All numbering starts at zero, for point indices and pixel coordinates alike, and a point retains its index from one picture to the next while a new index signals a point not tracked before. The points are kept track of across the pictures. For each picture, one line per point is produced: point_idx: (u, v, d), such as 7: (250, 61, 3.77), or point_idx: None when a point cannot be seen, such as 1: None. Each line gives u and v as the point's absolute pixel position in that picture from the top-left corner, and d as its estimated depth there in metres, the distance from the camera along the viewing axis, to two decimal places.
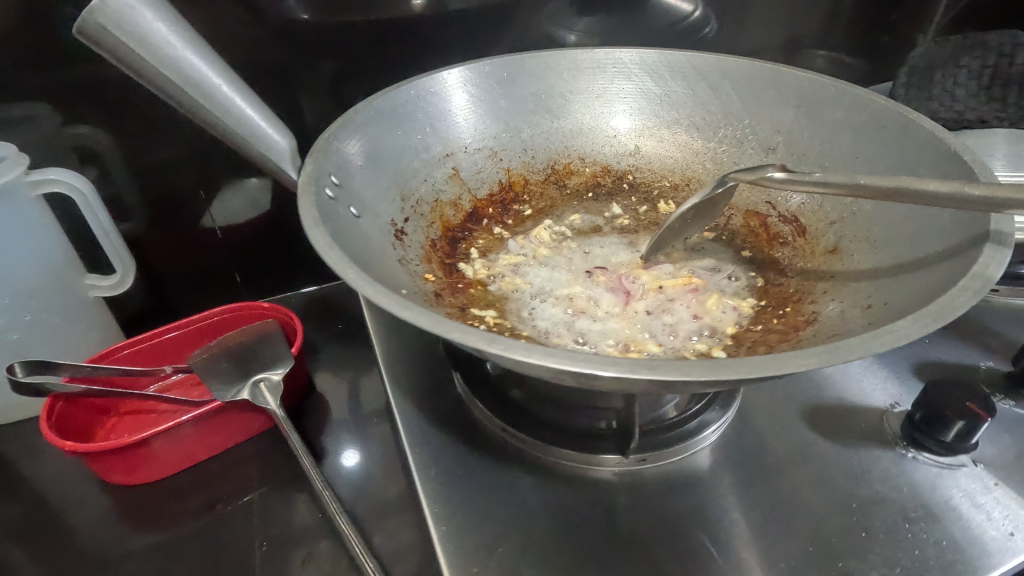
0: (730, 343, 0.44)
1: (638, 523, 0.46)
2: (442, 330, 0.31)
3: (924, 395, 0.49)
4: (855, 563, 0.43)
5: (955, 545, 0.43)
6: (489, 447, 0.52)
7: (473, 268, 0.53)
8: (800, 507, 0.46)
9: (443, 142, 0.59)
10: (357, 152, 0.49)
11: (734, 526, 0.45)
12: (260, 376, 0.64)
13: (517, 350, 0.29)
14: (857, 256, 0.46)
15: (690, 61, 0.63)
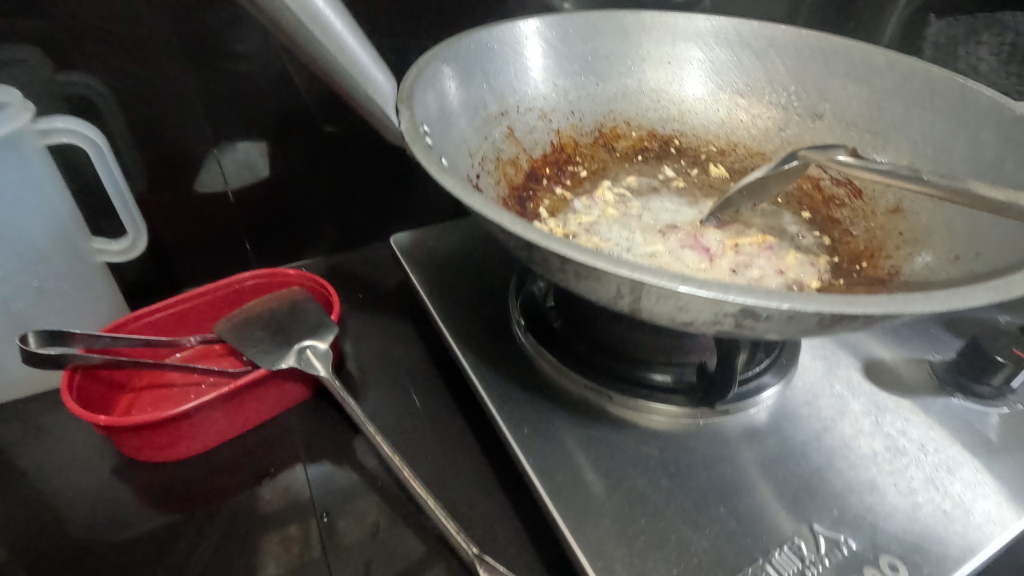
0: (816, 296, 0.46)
1: (733, 468, 0.46)
2: (624, 273, 0.30)
3: (973, 344, 0.54)
4: (940, 493, 0.45)
5: (979, 507, 0.45)
6: (570, 404, 0.51)
7: (549, 227, 0.54)
8: (881, 446, 0.48)
9: (499, 99, 0.57)
10: (434, 100, 0.46)
11: (830, 464, 0.47)
12: (305, 343, 0.60)
13: (713, 288, 0.29)
14: (921, 213, 0.48)
15: (737, 27, 0.64)
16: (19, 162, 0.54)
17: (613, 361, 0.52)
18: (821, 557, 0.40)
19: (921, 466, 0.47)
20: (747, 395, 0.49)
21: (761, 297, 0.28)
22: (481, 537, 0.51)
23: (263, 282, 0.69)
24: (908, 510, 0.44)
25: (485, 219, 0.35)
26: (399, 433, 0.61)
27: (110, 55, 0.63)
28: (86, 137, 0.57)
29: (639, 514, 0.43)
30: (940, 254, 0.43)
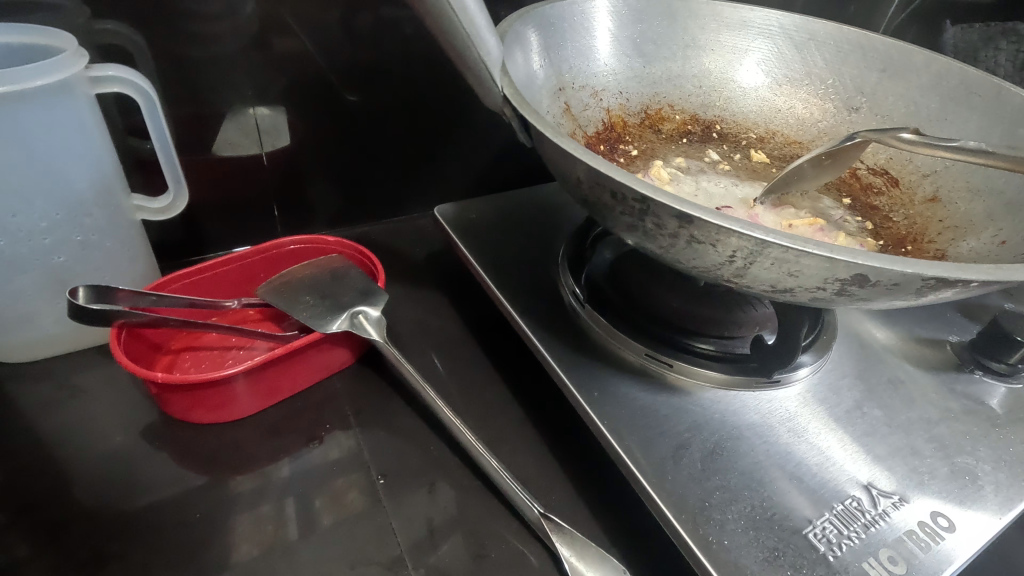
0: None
1: (790, 432, 0.49)
2: (760, 233, 0.31)
3: (994, 325, 0.58)
4: (970, 458, 0.49)
5: (1006, 469, 0.49)
6: (630, 371, 0.53)
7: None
8: (914, 418, 0.52)
9: (560, 75, 0.58)
10: (516, 73, 0.47)
11: (872, 431, 0.50)
12: (357, 308, 0.60)
13: (842, 253, 0.31)
14: (958, 203, 0.52)
15: (781, 20, 0.66)
16: (72, 110, 0.52)
17: (670, 330, 0.54)
18: (880, 511, 0.44)
19: (952, 433, 0.51)
20: (794, 368, 0.52)
21: (883, 263, 0.31)
22: (542, 496, 0.53)
23: (305, 248, 0.68)
24: (946, 471, 0.48)
25: (600, 182, 0.37)
26: (448, 397, 0.62)
27: (154, 5, 0.61)
28: (137, 86, 0.55)
29: (711, 472, 0.45)
30: (985, 239, 0.46)
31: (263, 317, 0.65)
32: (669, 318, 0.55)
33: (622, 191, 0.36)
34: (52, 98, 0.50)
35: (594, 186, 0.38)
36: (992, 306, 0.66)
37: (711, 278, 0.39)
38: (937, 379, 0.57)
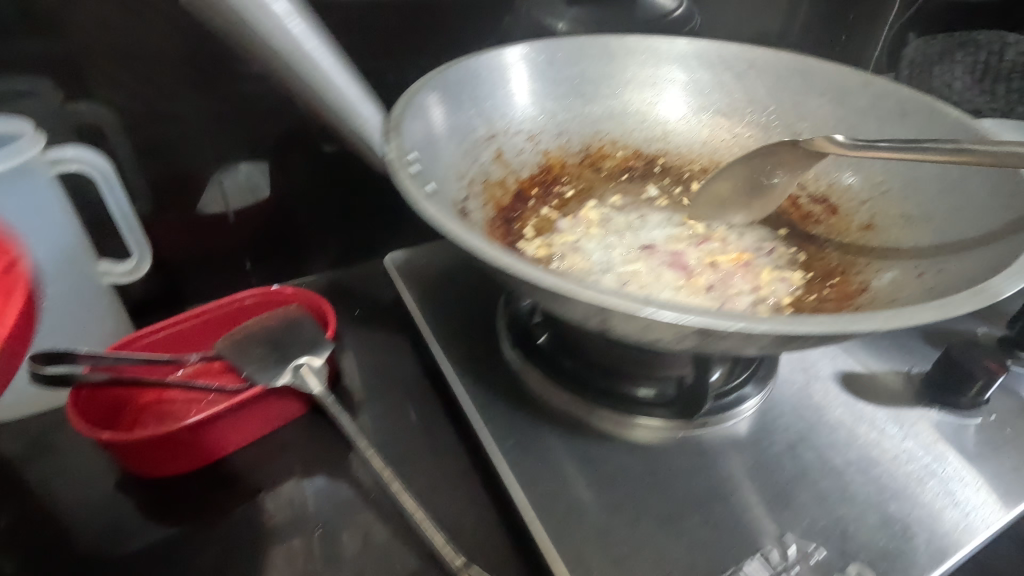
0: (790, 310, 0.47)
1: (705, 481, 0.49)
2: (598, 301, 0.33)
3: (947, 355, 0.54)
4: (906, 504, 0.47)
5: (953, 508, 0.47)
6: (552, 420, 0.53)
7: (533, 245, 0.55)
8: (842, 463, 0.50)
9: (488, 123, 0.59)
10: (421, 131, 0.49)
11: (792, 475, 0.49)
12: (300, 361, 0.62)
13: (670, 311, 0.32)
14: (894, 231, 0.50)
15: (718, 50, 0.67)
16: (32, 191, 0.57)
17: (597, 375, 0.54)
18: (787, 565, 0.43)
19: (893, 477, 0.49)
20: (729, 406, 0.52)
21: (712, 317, 0.32)
22: (471, 548, 0.53)
23: (263, 301, 0.71)
24: (875, 519, 0.46)
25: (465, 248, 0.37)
26: (396, 447, 0.62)
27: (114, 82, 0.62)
28: (96, 165, 0.61)
29: (618, 525, 0.46)
30: (906, 271, 0.45)
31: (220, 370, 0.67)
32: (600, 363, 0.54)
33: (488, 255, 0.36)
34: (13, 183, 0.55)
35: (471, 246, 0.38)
36: (963, 333, 0.62)
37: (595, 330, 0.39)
38: (890, 417, 0.54)
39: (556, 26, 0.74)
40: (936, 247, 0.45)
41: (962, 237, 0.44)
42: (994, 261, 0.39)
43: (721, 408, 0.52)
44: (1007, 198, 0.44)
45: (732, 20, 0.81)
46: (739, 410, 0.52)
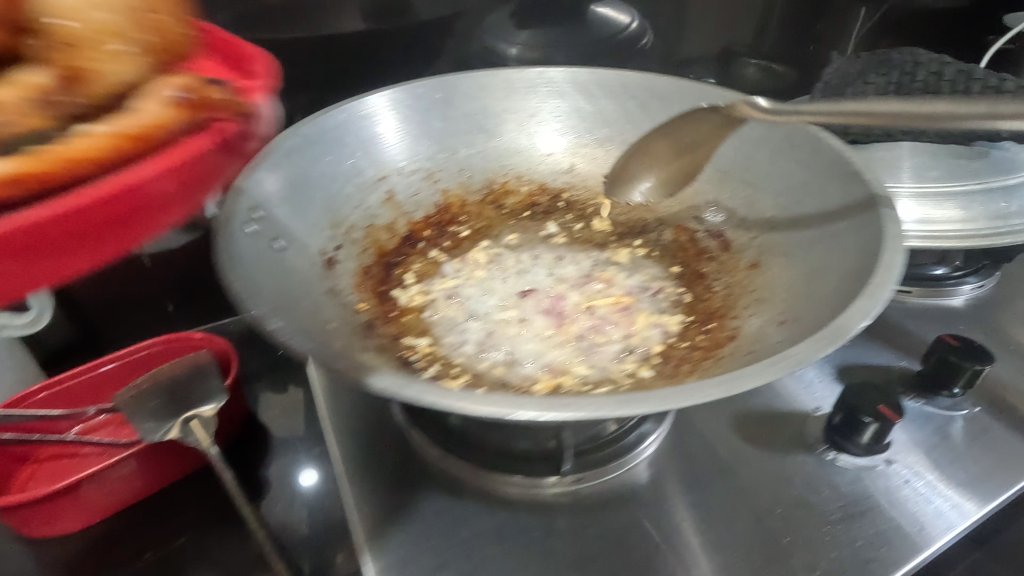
0: (659, 361, 0.45)
1: (625, 524, 0.48)
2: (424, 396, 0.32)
3: (844, 398, 0.51)
4: (842, 533, 0.47)
5: (899, 527, 0.47)
6: (426, 475, 0.51)
7: (409, 293, 0.53)
8: (757, 502, 0.49)
9: (375, 165, 0.59)
10: (274, 184, 0.48)
11: (710, 517, 0.48)
12: (190, 414, 0.57)
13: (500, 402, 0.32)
14: (775, 268, 0.48)
15: (619, 79, 0.65)
16: None
17: (475, 431, 0.52)
18: None
19: (852, 495, 0.50)
20: (629, 448, 0.52)
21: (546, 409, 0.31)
22: None
23: (169, 347, 0.70)
24: (807, 556, 0.46)
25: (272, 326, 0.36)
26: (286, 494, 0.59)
27: None
28: None
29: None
30: (770, 317, 0.43)
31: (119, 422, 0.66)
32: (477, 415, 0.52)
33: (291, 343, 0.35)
34: None
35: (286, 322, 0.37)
36: (877, 368, 0.60)
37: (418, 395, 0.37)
38: (785, 468, 0.51)
39: (509, 51, 0.79)
40: (800, 296, 0.43)
41: (822, 287, 0.42)
42: (836, 312, 0.37)
43: (614, 454, 0.52)
44: (832, 179, 0.48)
45: (677, 31, 0.87)
46: (637, 452, 0.52)
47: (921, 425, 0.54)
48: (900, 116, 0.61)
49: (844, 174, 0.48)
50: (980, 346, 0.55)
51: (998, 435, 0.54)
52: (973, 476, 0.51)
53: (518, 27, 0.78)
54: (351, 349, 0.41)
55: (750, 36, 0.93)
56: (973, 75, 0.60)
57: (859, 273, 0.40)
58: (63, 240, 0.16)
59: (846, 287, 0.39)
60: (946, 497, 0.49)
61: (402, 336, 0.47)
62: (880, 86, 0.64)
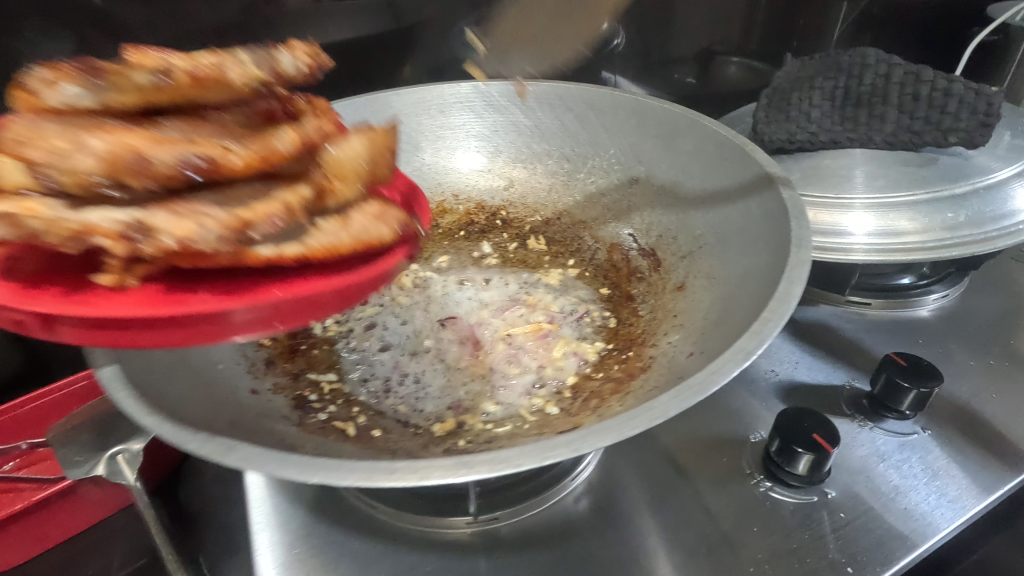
0: (568, 395, 0.43)
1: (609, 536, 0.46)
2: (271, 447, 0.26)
3: (778, 423, 0.48)
4: (840, 531, 0.45)
5: (899, 522, 0.46)
6: (337, 516, 0.48)
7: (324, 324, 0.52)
8: (745, 505, 0.47)
9: None
10: None
11: (696, 527, 0.46)
12: (115, 448, 0.46)
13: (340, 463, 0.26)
14: (697, 293, 0.46)
15: (557, 90, 0.61)
16: None
17: None
18: None
19: (852, 492, 0.48)
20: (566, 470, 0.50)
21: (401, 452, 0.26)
22: None
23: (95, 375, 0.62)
24: (811, 555, 0.44)
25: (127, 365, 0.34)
26: (201, 527, 0.54)
27: None
28: None
29: None
30: (682, 345, 0.41)
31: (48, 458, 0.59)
32: None
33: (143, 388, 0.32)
34: None
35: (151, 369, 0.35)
36: (827, 388, 0.57)
37: (290, 444, 0.35)
38: (721, 501, 0.48)
39: None
40: (715, 323, 0.40)
41: (731, 316, 0.39)
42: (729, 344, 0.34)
43: (547, 483, 0.49)
44: (732, 163, 0.49)
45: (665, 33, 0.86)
46: (573, 475, 0.50)
47: (869, 451, 0.50)
48: (848, 121, 0.58)
49: (745, 164, 0.48)
50: (927, 364, 0.52)
51: (952, 462, 0.50)
52: (935, 501, 0.47)
53: None
54: (235, 392, 0.39)
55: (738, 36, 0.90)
56: (921, 77, 0.57)
57: (759, 301, 0.37)
58: (299, 307, 0.33)
59: (765, 276, 0.38)
60: (943, 491, 0.48)
61: (304, 373, 0.45)
62: (829, 90, 0.61)
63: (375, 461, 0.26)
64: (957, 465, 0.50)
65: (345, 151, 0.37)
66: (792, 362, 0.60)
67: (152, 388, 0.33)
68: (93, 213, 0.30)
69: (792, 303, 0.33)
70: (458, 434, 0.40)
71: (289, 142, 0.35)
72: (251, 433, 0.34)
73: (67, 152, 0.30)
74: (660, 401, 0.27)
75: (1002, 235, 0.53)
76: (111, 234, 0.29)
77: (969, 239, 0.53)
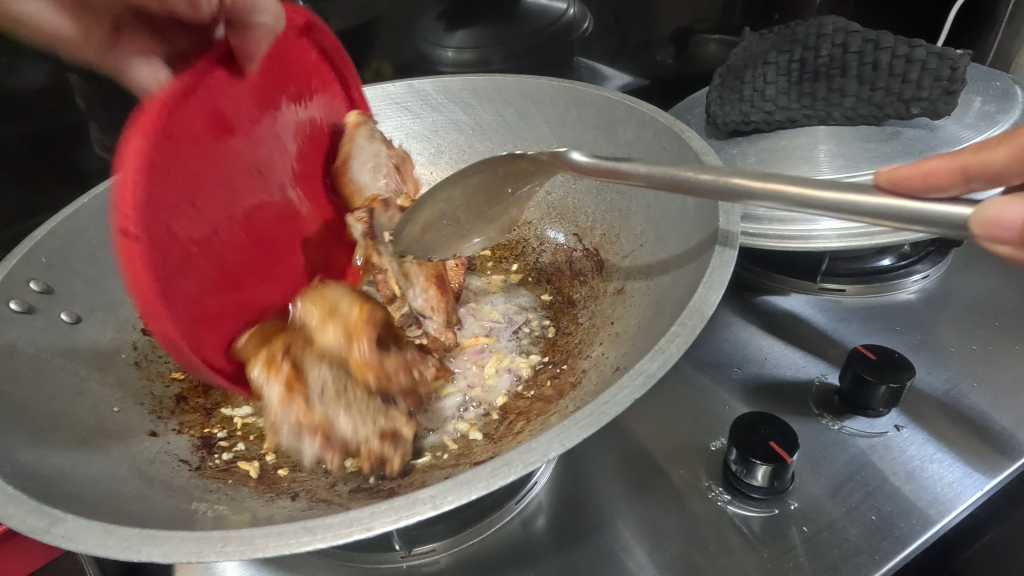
0: (495, 418, 0.42)
1: (587, 550, 0.43)
2: (122, 551, 0.24)
3: (733, 434, 0.44)
4: (838, 523, 0.43)
5: (915, 504, 0.43)
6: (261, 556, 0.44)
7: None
8: (716, 517, 0.44)
9: None
10: (54, 255, 0.43)
11: (660, 547, 0.43)
12: None
13: (202, 552, 0.24)
14: (635, 298, 0.42)
15: (493, 84, 0.58)
16: None
17: None
18: None
19: (865, 479, 0.45)
20: (514, 489, 0.46)
21: (270, 535, 0.24)
22: None
23: None
24: (816, 552, 0.41)
25: None
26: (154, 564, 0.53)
27: None
28: None
29: None
30: (612, 359, 0.38)
31: None
32: None
33: (8, 450, 0.30)
34: None
35: (31, 424, 0.33)
36: (796, 386, 0.52)
37: (183, 493, 0.34)
38: (676, 519, 0.44)
39: (440, 55, 0.71)
40: (645, 333, 0.37)
41: (657, 326, 0.36)
42: (636, 365, 0.31)
43: (491, 508, 0.45)
44: None
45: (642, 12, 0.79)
46: (521, 494, 0.46)
47: (837, 455, 0.47)
48: (806, 96, 0.54)
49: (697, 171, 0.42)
50: (897, 358, 0.48)
51: (929, 462, 0.46)
52: (950, 477, 0.45)
53: (449, 29, 0.70)
54: (131, 439, 0.37)
55: (722, 10, 0.81)
56: (880, 44, 0.53)
57: (679, 310, 0.35)
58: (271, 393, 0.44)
59: (690, 307, 0.34)
60: (960, 462, 0.46)
61: (217, 409, 0.43)
62: (786, 64, 0.56)
63: (210, 532, 0.25)
64: (934, 464, 0.46)
65: (435, 383, 0.42)
66: (763, 358, 0.55)
67: (24, 449, 0.31)
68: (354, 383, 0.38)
69: (704, 318, 0.33)
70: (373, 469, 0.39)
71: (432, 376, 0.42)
72: (135, 487, 0.32)
73: (368, 408, 0.37)
74: (539, 443, 0.27)
75: None
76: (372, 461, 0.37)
77: None
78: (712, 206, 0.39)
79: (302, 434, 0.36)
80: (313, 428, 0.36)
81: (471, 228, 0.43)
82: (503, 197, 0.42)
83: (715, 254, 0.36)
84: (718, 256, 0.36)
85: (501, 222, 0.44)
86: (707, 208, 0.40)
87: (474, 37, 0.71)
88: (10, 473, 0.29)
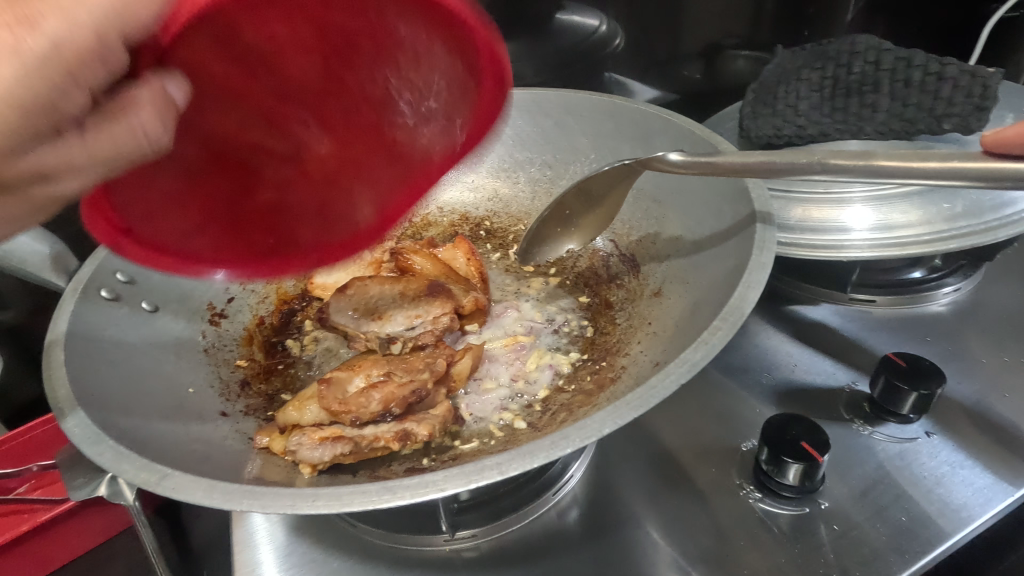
0: (537, 408, 0.45)
1: (622, 540, 0.45)
2: (230, 504, 0.28)
3: (763, 434, 0.46)
4: (868, 522, 0.44)
5: (944, 507, 0.44)
6: (312, 536, 0.47)
7: (301, 341, 0.54)
8: (747, 512, 0.45)
9: None
10: None
11: (692, 539, 0.45)
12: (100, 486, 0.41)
13: (305, 503, 0.27)
14: (672, 298, 0.45)
15: (533, 97, 0.60)
16: None
17: None
18: None
19: (895, 481, 0.46)
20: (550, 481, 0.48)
21: (362, 498, 0.27)
22: None
23: None
24: (847, 549, 0.43)
25: (86, 395, 0.35)
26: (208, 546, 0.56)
27: None
28: None
29: None
30: (651, 355, 0.40)
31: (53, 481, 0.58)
32: None
33: (112, 418, 0.34)
34: None
35: (125, 398, 0.37)
36: (826, 392, 0.53)
37: (257, 466, 0.37)
38: (707, 514, 0.46)
39: None
40: (683, 331, 0.40)
41: (695, 324, 0.38)
42: (678, 359, 0.33)
43: (528, 497, 0.47)
44: (715, 185, 0.46)
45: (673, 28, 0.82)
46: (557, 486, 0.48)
47: (866, 459, 0.48)
48: (838, 111, 0.56)
49: (734, 186, 0.44)
50: (927, 365, 0.49)
51: (957, 467, 0.47)
52: (979, 482, 0.46)
53: None
54: (206, 417, 0.40)
55: None
56: (912, 63, 0.54)
57: (717, 309, 0.37)
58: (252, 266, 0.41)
59: (730, 305, 0.36)
60: (989, 469, 0.47)
61: (278, 394, 0.48)
62: (818, 81, 0.58)
63: (300, 489, 0.28)
64: (962, 470, 0.47)
65: (460, 365, 0.46)
66: (793, 364, 0.56)
67: (122, 418, 0.35)
68: (373, 402, 0.42)
69: (743, 315, 0.35)
70: (425, 451, 0.41)
71: (445, 364, 0.45)
72: (215, 457, 0.36)
73: (359, 406, 0.41)
74: (594, 421, 0.30)
75: (1003, 225, 0.50)
76: (394, 440, 0.39)
77: (968, 230, 0.50)
78: (751, 215, 0.41)
79: (317, 443, 0.37)
80: (330, 437, 0.38)
81: (580, 218, 0.54)
82: (594, 199, 0.52)
83: (751, 259, 0.38)
84: (754, 262, 0.38)
85: (609, 206, 0.52)
86: (745, 220, 0.42)
87: (512, 53, 0.75)
88: (114, 437, 0.32)
